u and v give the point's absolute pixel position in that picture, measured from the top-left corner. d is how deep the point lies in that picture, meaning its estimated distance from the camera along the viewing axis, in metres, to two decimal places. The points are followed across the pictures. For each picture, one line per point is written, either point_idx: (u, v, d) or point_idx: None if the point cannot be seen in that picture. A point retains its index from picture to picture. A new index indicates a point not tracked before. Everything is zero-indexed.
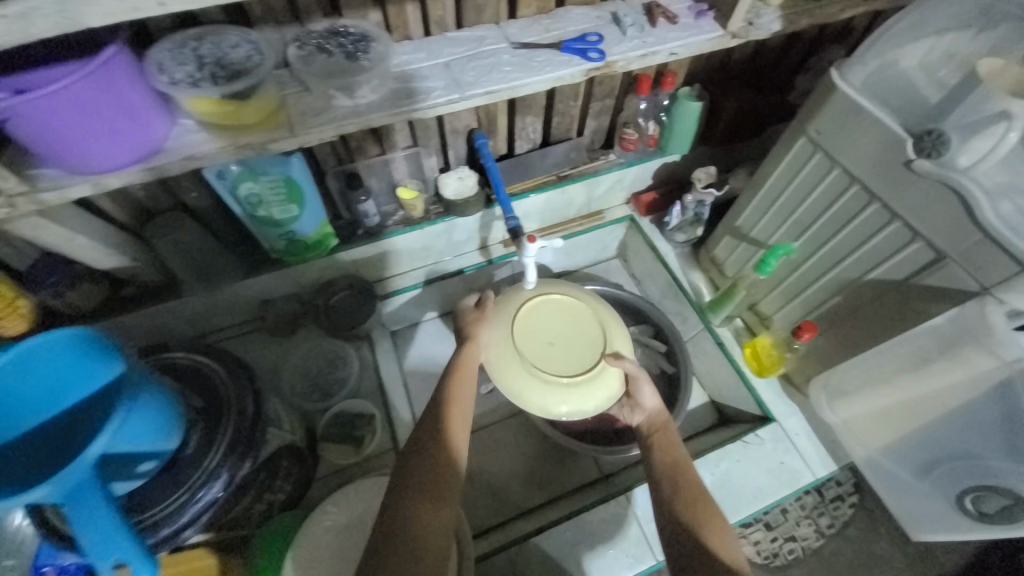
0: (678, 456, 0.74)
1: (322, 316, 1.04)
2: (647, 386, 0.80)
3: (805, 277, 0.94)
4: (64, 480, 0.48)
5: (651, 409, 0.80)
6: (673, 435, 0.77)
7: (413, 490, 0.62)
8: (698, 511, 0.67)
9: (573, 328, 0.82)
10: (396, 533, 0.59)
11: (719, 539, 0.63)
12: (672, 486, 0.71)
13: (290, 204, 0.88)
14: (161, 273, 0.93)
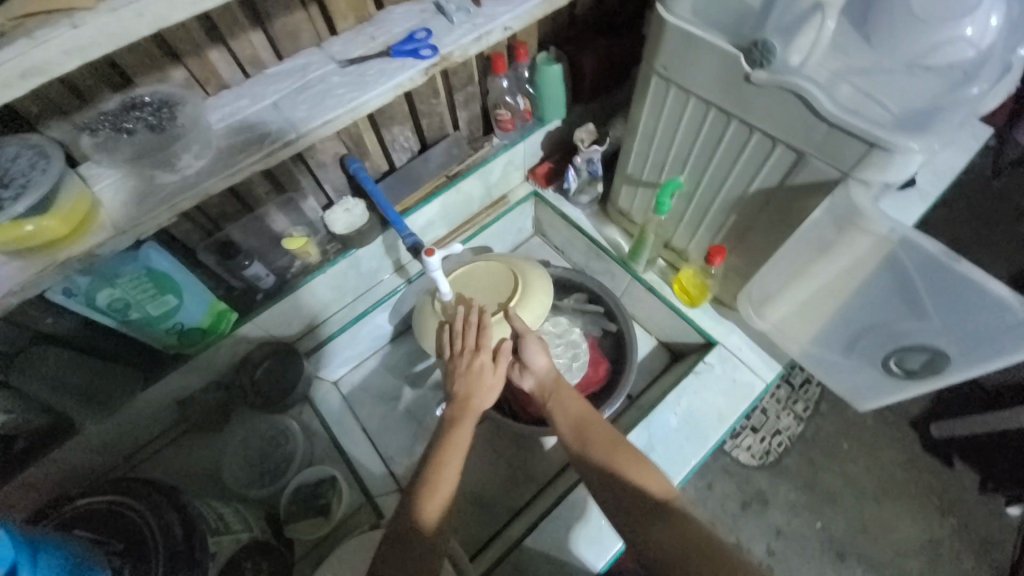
0: (581, 410, 0.80)
1: (251, 395, 0.98)
2: (534, 344, 0.83)
3: (701, 205, 0.97)
4: None
5: (542, 372, 0.84)
6: (565, 387, 0.83)
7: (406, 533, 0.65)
8: (616, 451, 0.73)
9: (491, 288, 0.91)
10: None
11: (643, 474, 0.69)
12: (583, 440, 0.75)
13: (166, 295, 0.81)
14: (48, 415, 0.83)
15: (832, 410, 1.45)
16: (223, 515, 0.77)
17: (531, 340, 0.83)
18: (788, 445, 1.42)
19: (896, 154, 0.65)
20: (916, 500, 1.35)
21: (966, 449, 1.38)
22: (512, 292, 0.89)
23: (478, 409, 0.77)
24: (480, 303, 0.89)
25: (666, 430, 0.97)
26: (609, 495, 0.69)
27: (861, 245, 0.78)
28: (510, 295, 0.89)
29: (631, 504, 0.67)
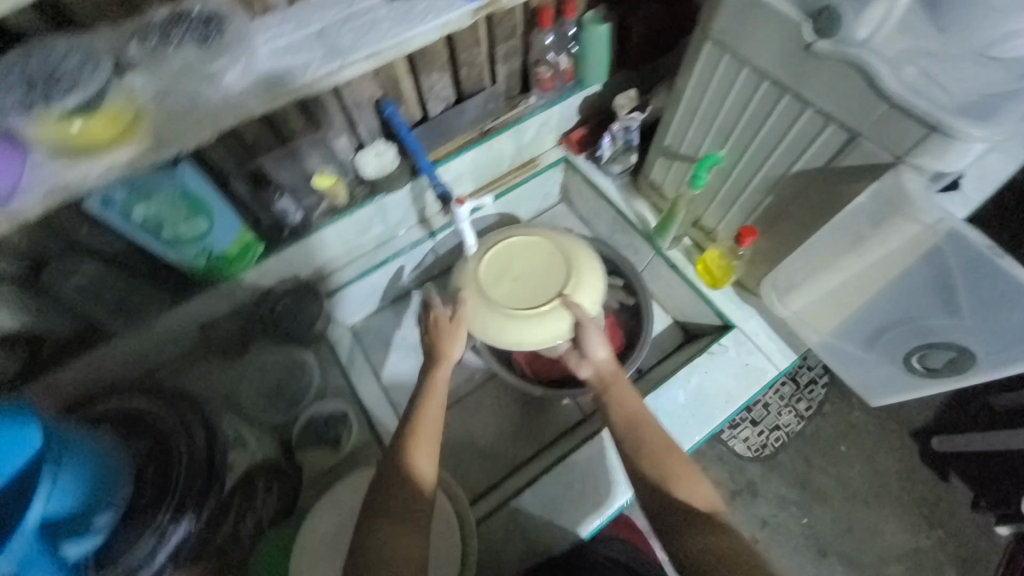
0: (636, 409, 0.78)
1: (272, 327, 1.00)
2: (593, 333, 0.84)
3: (738, 184, 0.95)
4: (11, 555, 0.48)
5: (599, 362, 0.83)
6: (623, 383, 0.81)
7: (391, 476, 0.71)
8: (666, 461, 0.73)
9: (542, 269, 0.89)
10: (380, 525, 0.67)
11: (691, 487, 0.70)
12: (634, 440, 0.76)
13: (197, 218, 0.82)
14: (77, 323, 0.86)
15: (836, 412, 1.45)
16: (239, 433, 0.80)
17: (590, 328, 0.84)
18: (786, 441, 1.43)
19: (956, 142, 0.63)
20: (906, 509, 1.36)
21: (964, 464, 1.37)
22: (569, 277, 0.88)
23: (452, 355, 0.81)
24: (532, 287, 0.87)
25: (674, 404, 0.98)
26: (655, 497, 0.71)
27: (898, 235, 0.76)
28: (563, 281, 0.88)
29: (677, 514, 0.68)
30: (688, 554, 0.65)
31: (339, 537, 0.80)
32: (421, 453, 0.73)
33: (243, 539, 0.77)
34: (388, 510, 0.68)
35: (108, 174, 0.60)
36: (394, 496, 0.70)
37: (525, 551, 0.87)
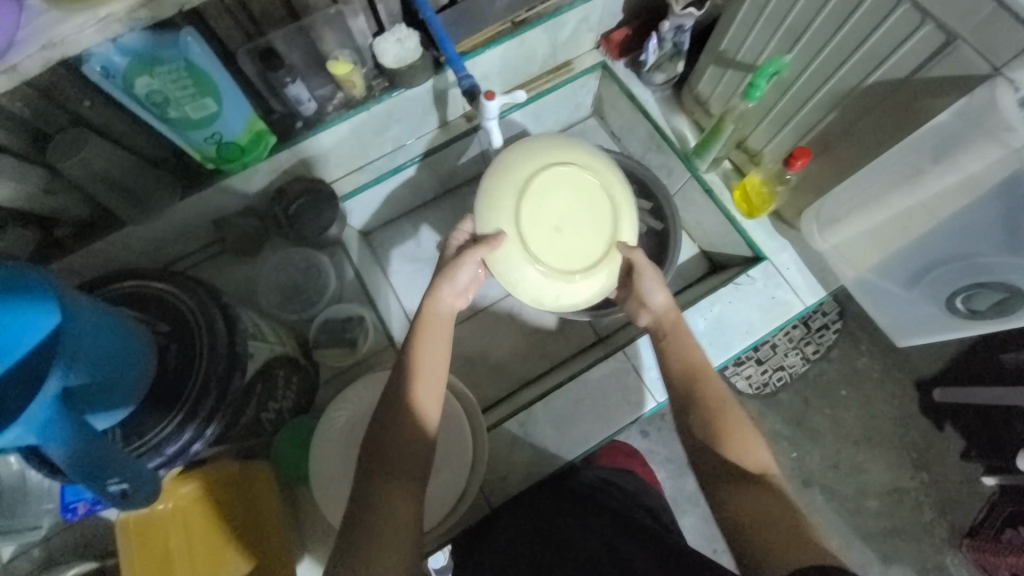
0: (695, 362, 0.76)
1: (286, 227, 0.97)
2: (653, 281, 0.81)
3: (797, 99, 0.87)
4: (33, 420, 0.46)
5: (660, 307, 0.81)
6: (684, 330, 0.80)
7: (394, 413, 0.66)
8: (718, 420, 0.70)
9: (586, 210, 0.79)
10: (379, 469, 0.62)
11: (743, 450, 0.67)
12: (688, 392, 0.74)
13: (204, 98, 0.75)
14: (90, 204, 0.83)
15: (842, 357, 1.43)
16: (261, 328, 0.80)
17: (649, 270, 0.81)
18: (788, 381, 1.43)
19: None
20: (894, 451, 1.40)
21: (958, 415, 1.40)
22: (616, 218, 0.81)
23: (440, 310, 0.74)
24: (581, 242, 0.78)
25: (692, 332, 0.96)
26: (701, 450, 0.70)
27: (976, 162, 0.67)
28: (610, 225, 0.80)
29: (721, 475, 0.66)
30: (729, 513, 0.63)
31: (354, 428, 0.84)
32: (423, 403, 0.68)
33: (267, 425, 0.82)
34: (386, 457, 0.63)
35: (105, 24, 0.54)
36: (398, 447, 0.64)
37: (532, 460, 0.89)
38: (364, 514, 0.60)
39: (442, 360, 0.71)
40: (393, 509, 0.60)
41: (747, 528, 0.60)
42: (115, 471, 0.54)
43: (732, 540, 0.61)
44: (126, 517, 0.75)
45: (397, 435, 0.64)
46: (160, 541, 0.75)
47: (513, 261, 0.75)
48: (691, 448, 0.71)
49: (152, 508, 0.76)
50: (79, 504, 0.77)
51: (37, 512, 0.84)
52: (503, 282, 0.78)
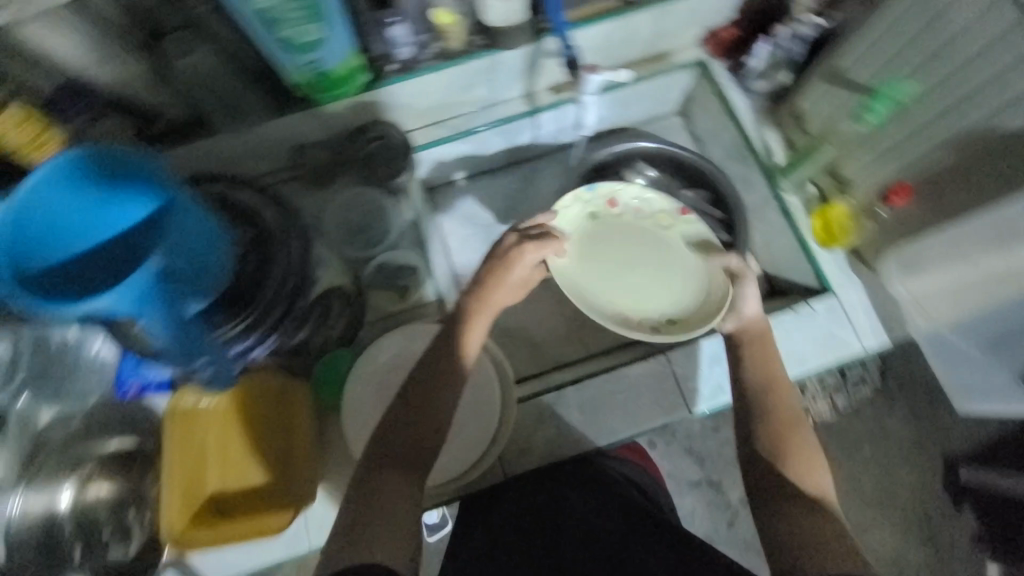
0: (776, 382, 0.74)
1: (357, 165, 0.98)
2: (749, 289, 0.81)
3: (907, 129, 0.85)
4: (132, 287, 0.49)
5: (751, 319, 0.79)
6: (771, 343, 0.78)
7: (420, 403, 0.68)
8: (783, 434, 0.69)
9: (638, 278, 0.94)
10: (390, 448, 0.65)
11: (805, 471, 0.67)
12: (763, 408, 0.72)
13: (312, 24, 0.76)
14: (189, 107, 0.86)
15: (872, 415, 1.37)
16: (326, 257, 0.83)
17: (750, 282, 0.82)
18: None
19: None
20: (906, 520, 1.34)
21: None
22: (671, 301, 0.94)
23: (499, 304, 0.76)
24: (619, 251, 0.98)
25: None
26: (756, 463, 0.69)
27: None
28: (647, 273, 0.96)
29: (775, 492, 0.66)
30: (782, 525, 0.63)
31: (394, 370, 0.87)
32: (457, 378, 0.70)
33: (314, 347, 0.86)
34: (402, 443, 0.65)
35: None
36: (419, 424, 0.67)
37: (553, 440, 0.90)
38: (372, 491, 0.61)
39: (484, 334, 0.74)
40: (394, 483, 0.62)
41: (794, 540, 0.62)
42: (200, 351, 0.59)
43: (775, 558, 0.62)
44: (175, 404, 0.81)
45: (417, 421, 0.67)
46: (200, 432, 0.82)
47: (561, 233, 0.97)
48: (746, 461, 0.71)
49: (200, 402, 0.82)
50: (133, 382, 0.88)
51: (84, 385, 0.90)
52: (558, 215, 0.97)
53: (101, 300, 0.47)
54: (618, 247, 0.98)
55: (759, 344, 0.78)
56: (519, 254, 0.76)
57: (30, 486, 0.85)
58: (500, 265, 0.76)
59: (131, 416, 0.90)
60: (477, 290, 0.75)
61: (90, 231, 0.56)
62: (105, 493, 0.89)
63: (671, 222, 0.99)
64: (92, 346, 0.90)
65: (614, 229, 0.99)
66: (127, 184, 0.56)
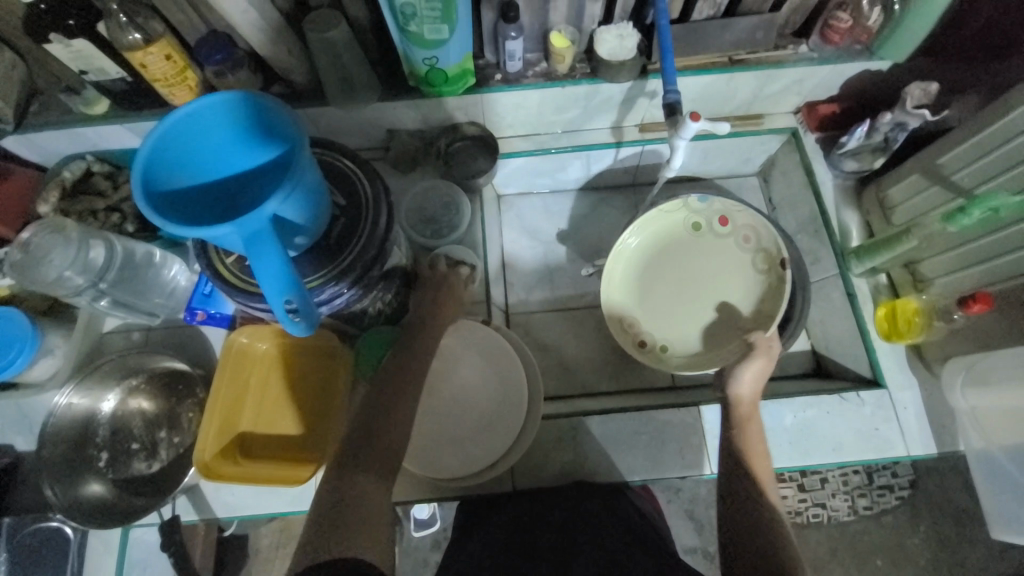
0: (757, 466, 0.72)
1: (443, 160, 1.04)
2: (749, 369, 0.77)
3: (1006, 242, 0.80)
4: (246, 224, 0.52)
5: (735, 395, 0.77)
6: (753, 428, 0.75)
7: (399, 414, 0.71)
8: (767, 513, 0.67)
9: (679, 308, 1.04)
10: (365, 452, 0.67)
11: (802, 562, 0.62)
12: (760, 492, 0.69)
13: (443, 23, 0.81)
14: (311, 77, 0.94)
15: (893, 527, 1.29)
16: (399, 236, 0.86)
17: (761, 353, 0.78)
18: (823, 522, 1.30)
19: None
20: None
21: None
22: (677, 337, 1.02)
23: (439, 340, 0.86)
24: (696, 270, 1.05)
25: (775, 424, 0.91)
26: (742, 532, 0.66)
27: None
28: (694, 309, 1.04)
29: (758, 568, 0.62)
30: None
31: None
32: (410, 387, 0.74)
33: (364, 319, 0.89)
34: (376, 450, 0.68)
35: None
36: (382, 434, 0.69)
37: (567, 463, 0.90)
38: (343, 501, 0.63)
39: (427, 348, 0.80)
40: (369, 493, 0.64)
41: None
42: (301, 296, 0.57)
43: None
44: (233, 340, 0.86)
45: (392, 427, 0.70)
46: (247, 371, 0.87)
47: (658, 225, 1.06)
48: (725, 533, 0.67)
49: (254, 343, 0.88)
50: (199, 312, 0.93)
51: (153, 303, 0.97)
52: (659, 212, 1.05)
53: (220, 227, 0.51)
54: (694, 262, 1.05)
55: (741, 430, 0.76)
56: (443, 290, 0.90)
57: (80, 385, 0.91)
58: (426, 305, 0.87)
59: (188, 343, 0.98)
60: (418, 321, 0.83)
61: (222, 167, 0.62)
62: (145, 407, 0.94)
63: (769, 268, 1.02)
64: (170, 269, 0.98)
65: (709, 246, 1.06)
66: (259, 133, 0.61)
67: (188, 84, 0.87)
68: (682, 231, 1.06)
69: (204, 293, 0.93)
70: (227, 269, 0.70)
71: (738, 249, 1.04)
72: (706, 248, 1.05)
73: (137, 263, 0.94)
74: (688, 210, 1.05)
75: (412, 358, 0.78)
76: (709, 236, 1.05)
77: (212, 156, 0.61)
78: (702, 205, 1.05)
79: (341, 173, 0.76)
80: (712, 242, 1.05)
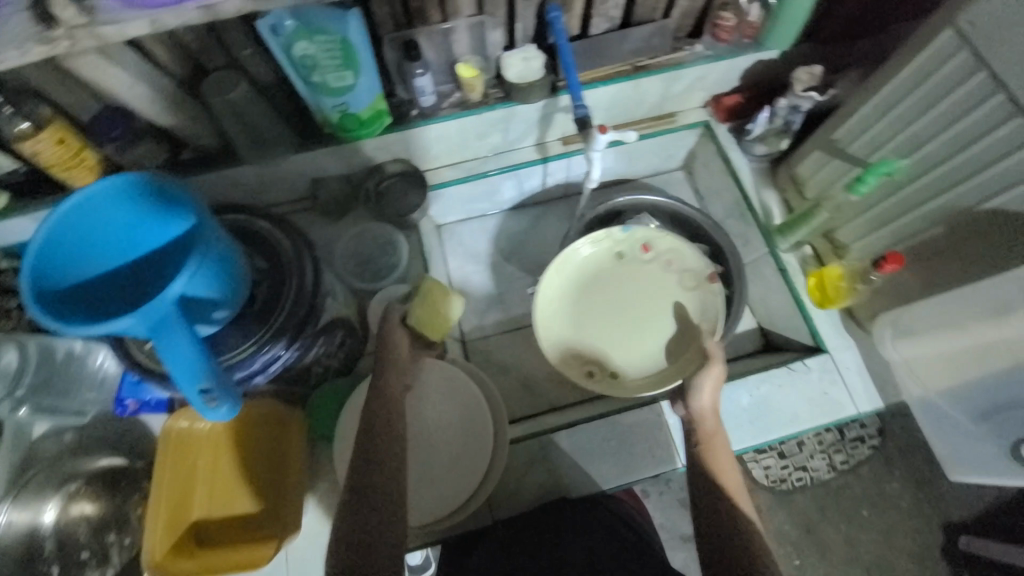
0: (715, 457, 0.75)
1: (372, 201, 1.02)
2: (707, 378, 0.77)
3: (904, 203, 0.85)
4: (148, 314, 0.51)
5: (700, 409, 0.78)
6: (718, 445, 0.76)
7: (389, 461, 0.71)
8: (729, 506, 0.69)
9: (630, 329, 1.00)
10: (368, 504, 0.67)
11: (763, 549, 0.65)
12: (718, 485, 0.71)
13: (346, 70, 0.81)
14: (221, 138, 0.92)
15: (872, 476, 1.33)
16: (335, 287, 0.85)
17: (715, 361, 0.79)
18: (807, 485, 1.34)
19: None
20: None
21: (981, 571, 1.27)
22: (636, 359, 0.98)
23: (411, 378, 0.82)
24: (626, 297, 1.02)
25: (734, 406, 0.94)
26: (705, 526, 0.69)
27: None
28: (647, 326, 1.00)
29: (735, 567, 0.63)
30: None
31: None
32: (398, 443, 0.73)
33: (314, 376, 0.88)
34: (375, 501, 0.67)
35: None
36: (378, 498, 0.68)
37: (544, 484, 0.90)
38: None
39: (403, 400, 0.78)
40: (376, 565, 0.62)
41: None
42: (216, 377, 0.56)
43: None
44: (171, 426, 0.82)
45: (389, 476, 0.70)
46: (193, 452, 0.84)
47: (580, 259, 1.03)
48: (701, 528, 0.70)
49: (196, 424, 0.84)
50: (130, 401, 0.89)
51: (83, 399, 0.91)
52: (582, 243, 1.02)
53: (118, 320, 0.50)
54: (622, 291, 1.02)
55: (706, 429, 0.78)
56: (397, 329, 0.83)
57: (14, 501, 0.83)
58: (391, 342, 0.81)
59: (126, 434, 0.92)
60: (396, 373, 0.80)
61: (129, 250, 0.61)
62: (89, 511, 0.87)
63: (697, 284, 1.01)
64: (97, 358, 0.94)
65: (634, 274, 1.03)
66: (162, 213, 0.60)
67: (87, 164, 0.82)
68: (606, 261, 1.04)
69: (132, 382, 0.89)
70: (147, 355, 0.73)
71: (662, 271, 1.03)
72: (630, 276, 1.03)
73: (59, 362, 0.89)
74: (611, 240, 1.04)
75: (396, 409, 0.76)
76: (634, 263, 1.04)
77: (116, 241, 0.60)
78: (623, 234, 1.03)
79: (263, 237, 0.77)
80: (639, 269, 1.03)
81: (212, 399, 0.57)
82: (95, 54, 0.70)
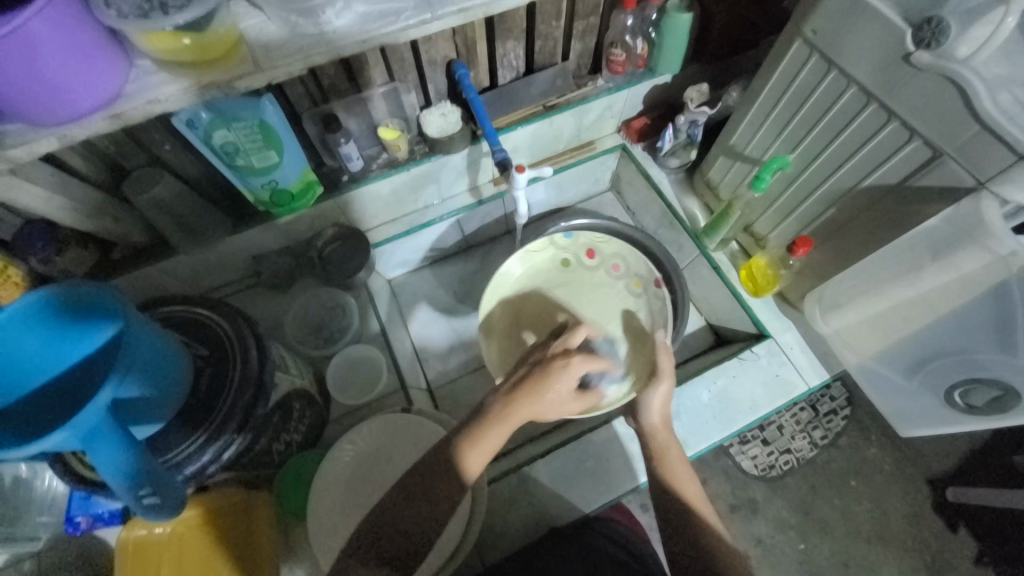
0: (672, 458, 0.78)
1: (317, 268, 1.04)
2: (657, 395, 0.82)
3: (799, 192, 0.95)
4: (79, 426, 0.50)
5: (649, 425, 0.82)
6: (671, 454, 0.79)
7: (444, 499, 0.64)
8: (697, 520, 0.71)
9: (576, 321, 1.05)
10: (399, 515, 0.63)
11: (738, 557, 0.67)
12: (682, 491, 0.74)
13: (269, 150, 0.84)
14: (152, 232, 0.92)
15: (851, 446, 1.38)
16: (287, 361, 0.85)
17: (665, 376, 0.82)
18: (794, 467, 1.37)
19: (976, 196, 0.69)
20: (909, 557, 1.29)
21: (974, 521, 1.31)
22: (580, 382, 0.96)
23: (532, 414, 0.69)
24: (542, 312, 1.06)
25: (696, 404, 0.98)
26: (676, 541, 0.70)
27: (930, 280, 0.78)
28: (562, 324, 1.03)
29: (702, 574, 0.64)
30: None
31: (363, 464, 0.89)
32: (465, 465, 0.65)
33: (276, 456, 0.85)
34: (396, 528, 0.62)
35: (220, 84, 0.65)
36: (401, 532, 0.62)
37: (531, 517, 0.90)
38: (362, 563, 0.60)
39: (499, 443, 0.67)
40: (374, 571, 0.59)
41: None
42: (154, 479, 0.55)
43: None
44: (127, 536, 0.81)
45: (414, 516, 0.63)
46: (153, 560, 0.80)
47: (536, 269, 1.08)
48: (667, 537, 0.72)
49: (152, 531, 0.81)
50: (82, 517, 0.85)
51: (33, 524, 0.86)
52: (539, 243, 1.07)
53: (44, 439, 0.48)
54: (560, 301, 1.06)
55: (658, 436, 0.81)
56: (564, 363, 0.71)
57: None
58: (540, 372, 0.71)
59: (81, 554, 0.88)
60: (515, 385, 0.71)
61: (51, 363, 0.60)
62: None
63: (643, 291, 1.06)
64: (44, 479, 0.89)
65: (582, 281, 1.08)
66: (84, 323, 0.59)
67: (13, 281, 0.78)
68: (551, 270, 1.09)
69: (82, 497, 0.85)
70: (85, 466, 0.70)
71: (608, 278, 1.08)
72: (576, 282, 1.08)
73: (6, 488, 0.84)
74: (554, 248, 1.09)
75: (498, 417, 0.67)
76: (580, 269, 1.09)
77: (38, 357, 0.59)
78: (567, 241, 1.09)
79: (202, 324, 0.77)
80: (587, 276, 1.09)
81: (155, 496, 0.56)
82: (10, 176, 0.71)
